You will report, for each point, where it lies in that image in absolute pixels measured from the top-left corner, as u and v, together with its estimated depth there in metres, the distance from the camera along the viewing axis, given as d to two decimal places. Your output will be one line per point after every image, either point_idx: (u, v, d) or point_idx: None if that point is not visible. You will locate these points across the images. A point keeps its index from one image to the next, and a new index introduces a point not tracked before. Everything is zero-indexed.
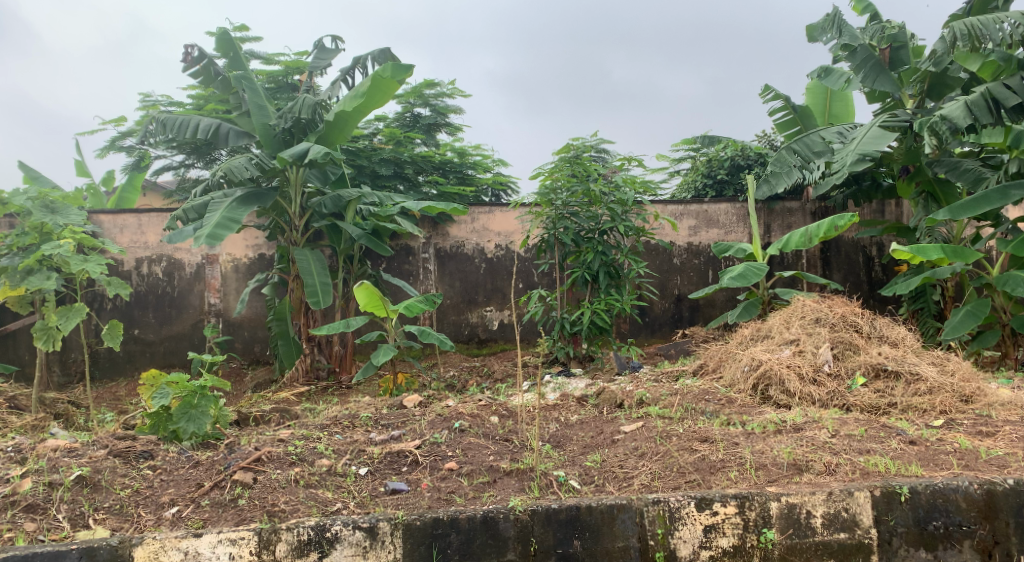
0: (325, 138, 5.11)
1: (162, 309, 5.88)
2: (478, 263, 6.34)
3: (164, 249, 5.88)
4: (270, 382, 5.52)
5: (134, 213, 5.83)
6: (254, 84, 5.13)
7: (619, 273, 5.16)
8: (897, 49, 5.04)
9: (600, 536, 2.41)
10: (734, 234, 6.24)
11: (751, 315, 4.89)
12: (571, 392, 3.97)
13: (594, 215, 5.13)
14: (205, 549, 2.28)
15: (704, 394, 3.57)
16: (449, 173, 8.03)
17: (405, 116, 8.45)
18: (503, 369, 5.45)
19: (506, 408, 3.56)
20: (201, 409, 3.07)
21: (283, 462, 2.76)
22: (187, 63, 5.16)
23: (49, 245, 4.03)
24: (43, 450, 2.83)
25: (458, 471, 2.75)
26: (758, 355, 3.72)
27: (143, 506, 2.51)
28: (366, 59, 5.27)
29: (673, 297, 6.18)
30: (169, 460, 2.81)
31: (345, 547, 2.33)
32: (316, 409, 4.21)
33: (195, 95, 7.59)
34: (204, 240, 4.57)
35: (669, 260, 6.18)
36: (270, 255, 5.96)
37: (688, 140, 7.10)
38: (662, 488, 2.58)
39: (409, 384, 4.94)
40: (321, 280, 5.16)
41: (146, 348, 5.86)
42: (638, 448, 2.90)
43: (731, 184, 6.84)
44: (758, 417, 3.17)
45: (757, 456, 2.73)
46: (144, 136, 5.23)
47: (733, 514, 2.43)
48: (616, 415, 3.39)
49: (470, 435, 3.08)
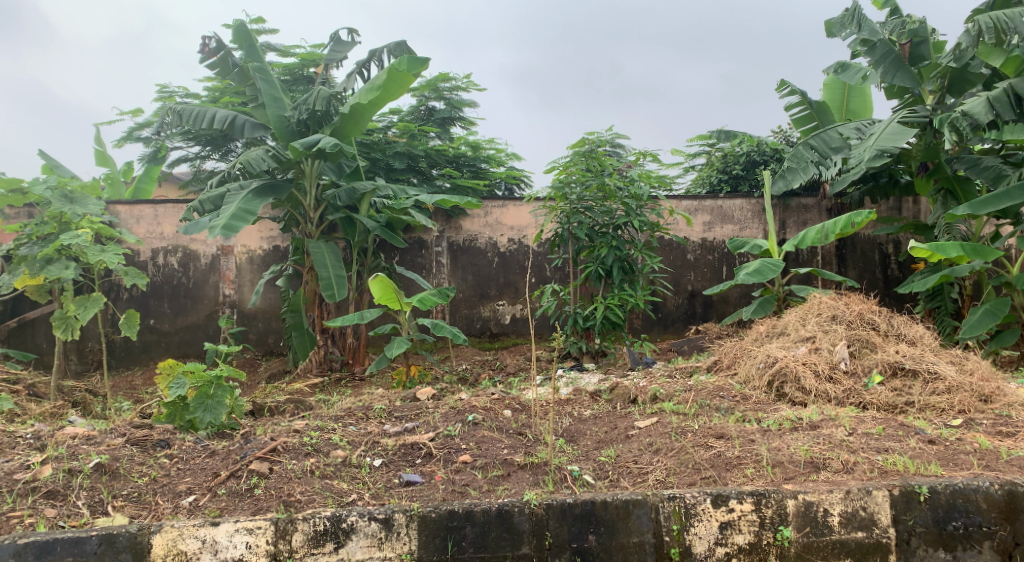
0: (341, 131, 5.12)
1: (177, 299, 5.92)
2: (491, 256, 6.34)
3: (179, 240, 5.91)
4: (284, 373, 5.55)
5: (150, 204, 5.86)
6: (270, 77, 5.14)
7: (633, 268, 5.15)
8: (917, 44, 5.00)
9: (615, 531, 2.41)
10: (748, 230, 6.21)
11: (766, 312, 4.87)
12: (584, 387, 3.96)
13: (608, 210, 5.10)
14: (222, 537, 2.29)
15: (719, 390, 3.55)
16: (463, 166, 8.03)
17: (420, 109, 8.45)
18: (516, 363, 5.46)
19: (519, 402, 3.56)
20: (217, 399, 3.08)
21: (299, 453, 2.78)
22: (205, 54, 5.18)
23: (68, 235, 4.05)
24: (62, 438, 2.85)
25: (472, 464, 2.75)
26: (774, 352, 3.70)
27: (160, 494, 2.53)
28: (382, 51, 5.26)
29: (686, 293, 6.16)
30: (185, 449, 2.84)
31: (362, 538, 2.34)
32: (331, 401, 4.23)
33: (211, 86, 7.62)
34: (218, 231, 4.59)
35: (683, 256, 6.15)
36: (284, 247, 5.99)
37: (703, 135, 7.06)
38: (677, 484, 2.57)
39: (422, 376, 4.96)
40: (336, 272, 5.18)
41: (161, 338, 5.90)
42: (652, 444, 2.89)
43: (747, 179, 6.79)
44: (773, 415, 3.16)
45: (774, 454, 2.71)
46: (161, 127, 5.26)
47: (750, 511, 2.42)
48: (630, 410, 3.38)
49: (484, 428, 3.09)
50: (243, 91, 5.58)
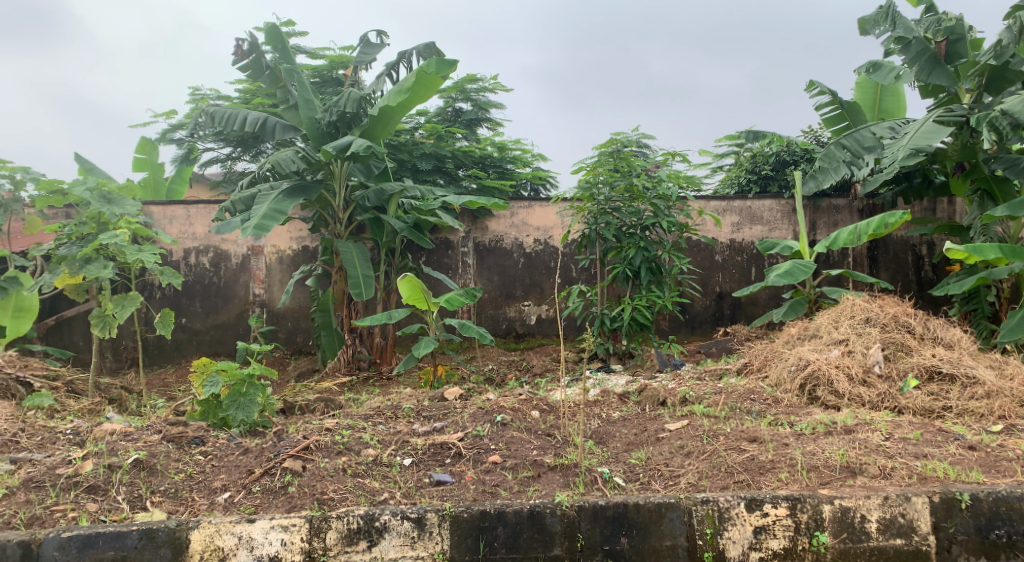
0: (369, 132, 5.16)
1: (209, 298, 6.01)
2: (517, 257, 6.35)
3: (211, 240, 6.00)
4: (312, 371, 5.62)
5: (183, 204, 5.96)
6: (301, 79, 5.20)
7: (661, 269, 5.12)
8: (953, 42, 4.89)
9: (648, 534, 2.39)
10: (778, 231, 6.14)
11: (796, 314, 4.81)
12: (612, 389, 3.95)
13: (636, 211, 5.07)
14: (258, 534, 2.32)
15: (749, 393, 3.52)
16: (489, 167, 8.06)
17: (447, 111, 8.49)
18: (542, 364, 5.46)
19: (547, 403, 3.56)
20: (249, 397, 3.12)
21: (331, 451, 2.80)
22: (237, 56, 5.25)
23: (106, 235, 4.13)
24: (101, 434, 2.91)
25: (503, 465, 2.76)
26: (805, 355, 3.65)
27: (197, 490, 2.57)
28: (411, 53, 5.29)
29: (714, 294, 6.10)
30: (220, 446, 2.88)
31: (394, 537, 2.36)
32: (360, 399, 4.28)
33: (242, 88, 7.72)
34: (250, 231, 4.65)
35: (711, 257, 6.10)
36: (313, 247, 6.06)
37: (731, 136, 7.00)
38: (710, 488, 2.55)
39: (449, 376, 4.98)
40: (364, 272, 5.22)
41: (193, 337, 5.99)
42: (683, 447, 2.87)
43: (776, 179, 6.71)
44: (807, 418, 3.11)
45: (809, 458, 2.67)
46: (194, 128, 5.34)
47: (785, 516, 2.39)
48: (659, 413, 3.36)
49: (513, 429, 3.09)
50: (274, 93, 5.64)
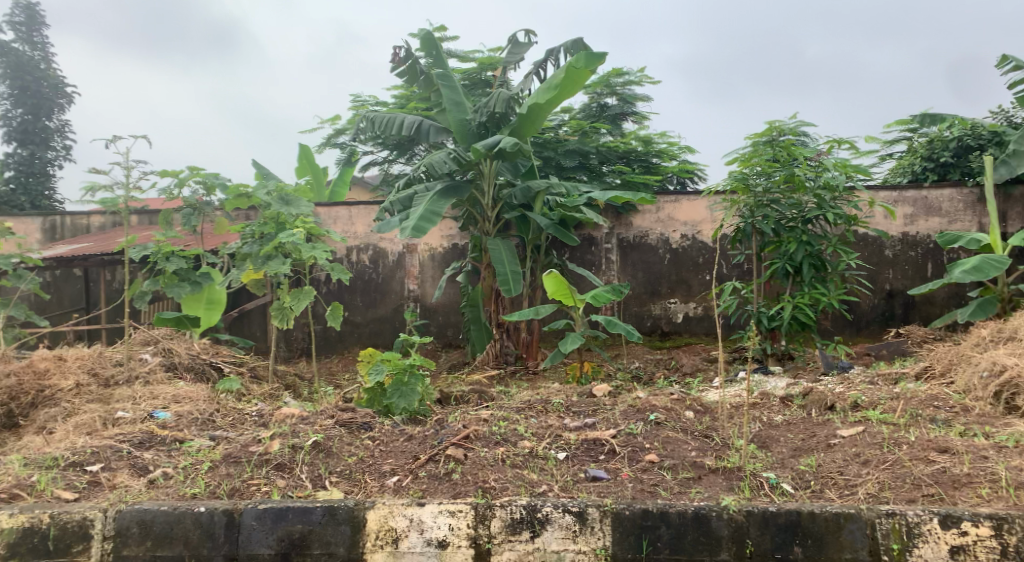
0: (517, 130, 5.24)
1: (368, 293, 6.38)
2: (663, 253, 6.20)
3: (370, 238, 6.37)
4: (464, 365, 5.79)
5: (345, 205, 6.37)
6: (452, 83, 5.39)
7: (825, 265, 4.80)
8: None
9: (824, 545, 2.26)
10: (960, 222, 5.55)
11: (987, 315, 4.33)
12: (772, 391, 3.74)
13: (797, 203, 4.80)
14: (428, 517, 2.43)
15: (932, 400, 3.20)
16: (634, 162, 7.94)
17: (591, 106, 8.47)
18: (692, 364, 5.30)
19: (702, 403, 3.44)
20: (410, 386, 3.28)
21: (489, 441, 2.87)
22: (395, 63, 5.53)
23: (285, 234, 4.50)
24: (283, 417, 3.17)
25: (660, 464, 2.70)
26: (1001, 359, 3.26)
27: (368, 472, 2.73)
28: (559, 50, 5.31)
29: (883, 292, 5.63)
30: (386, 431, 3.04)
31: (556, 529, 2.37)
32: (511, 394, 4.35)
33: (397, 93, 8.13)
34: (409, 233, 4.89)
35: (880, 252, 5.62)
36: (462, 244, 6.27)
37: (903, 119, 6.42)
38: (895, 501, 2.35)
39: (596, 373, 4.95)
40: (512, 268, 5.31)
41: (353, 329, 6.40)
42: (859, 454, 2.66)
43: (957, 166, 6.06)
44: (1006, 430, 2.78)
45: (1014, 474, 2.39)
46: (356, 133, 5.69)
47: (986, 536, 2.19)
48: (827, 417, 3.14)
49: (668, 428, 3.01)
50: (427, 96, 5.88)
